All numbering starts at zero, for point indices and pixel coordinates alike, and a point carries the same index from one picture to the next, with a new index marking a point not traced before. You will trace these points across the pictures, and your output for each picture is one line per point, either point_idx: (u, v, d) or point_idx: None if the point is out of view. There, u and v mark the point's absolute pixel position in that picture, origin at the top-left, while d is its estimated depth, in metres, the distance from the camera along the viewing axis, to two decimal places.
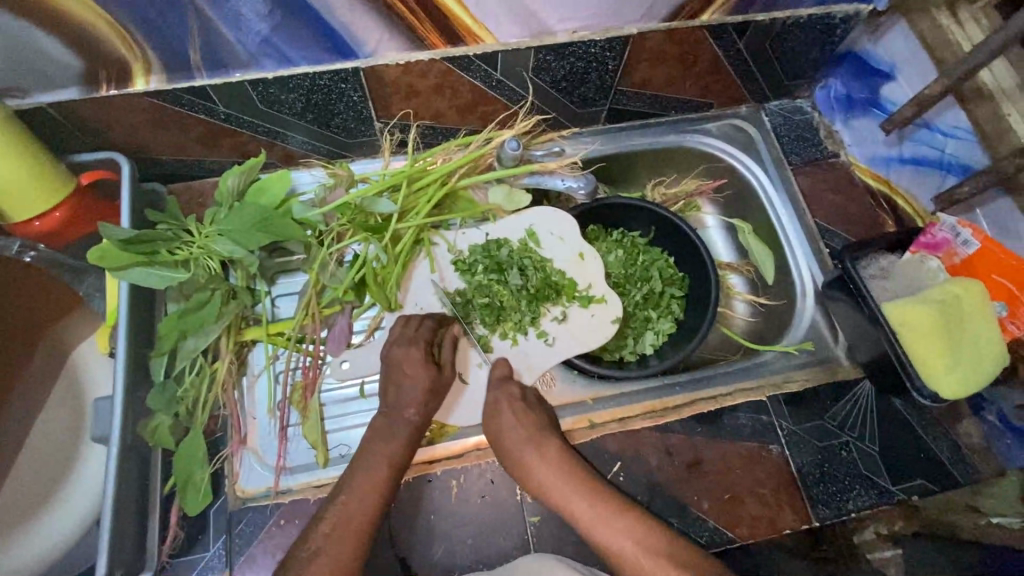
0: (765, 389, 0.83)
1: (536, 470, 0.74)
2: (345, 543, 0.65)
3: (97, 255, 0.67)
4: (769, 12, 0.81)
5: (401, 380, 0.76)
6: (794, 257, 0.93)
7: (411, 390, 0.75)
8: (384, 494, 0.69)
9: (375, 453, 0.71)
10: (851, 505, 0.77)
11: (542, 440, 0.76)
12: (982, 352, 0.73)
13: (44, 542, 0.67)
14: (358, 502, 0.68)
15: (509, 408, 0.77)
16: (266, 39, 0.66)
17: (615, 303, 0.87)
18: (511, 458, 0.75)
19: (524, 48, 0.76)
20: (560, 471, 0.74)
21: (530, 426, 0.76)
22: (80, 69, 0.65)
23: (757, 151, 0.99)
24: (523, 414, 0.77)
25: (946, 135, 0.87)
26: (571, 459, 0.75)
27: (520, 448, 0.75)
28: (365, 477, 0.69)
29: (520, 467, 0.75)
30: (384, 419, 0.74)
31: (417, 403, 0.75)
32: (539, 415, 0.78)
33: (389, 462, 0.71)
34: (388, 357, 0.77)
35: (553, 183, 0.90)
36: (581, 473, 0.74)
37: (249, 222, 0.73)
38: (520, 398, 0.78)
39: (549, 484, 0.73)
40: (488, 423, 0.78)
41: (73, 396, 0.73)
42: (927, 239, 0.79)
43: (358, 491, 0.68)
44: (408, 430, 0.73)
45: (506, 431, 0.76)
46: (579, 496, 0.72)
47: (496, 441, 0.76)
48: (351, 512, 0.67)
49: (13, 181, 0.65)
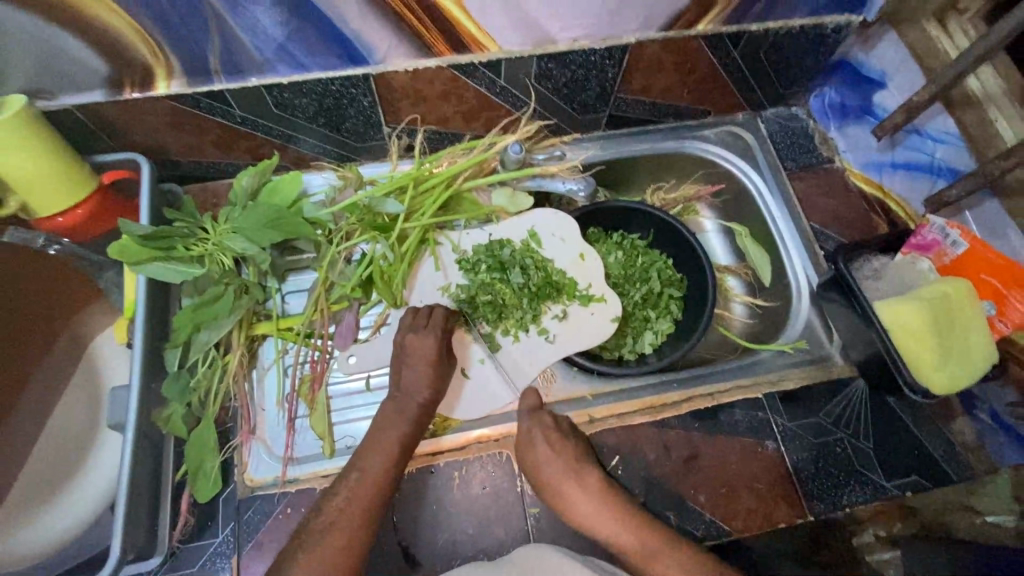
0: (761, 386, 0.85)
1: (579, 502, 0.75)
2: (353, 520, 0.67)
3: (117, 250, 0.70)
4: (762, 23, 0.85)
5: (404, 368, 0.78)
6: (789, 260, 0.95)
7: (419, 380, 0.77)
8: (387, 479, 0.70)
9: (382, 437, 0.73)
10: (846, 501, 0.79)
11: (580, 470, 0.76)
12: (971, 349, 0.75)
13: (60, 524, 0.69)
14: (368, 483, 0.69)
15: (544, 439, 0.77)
16: (282, 46, 0.70)
17: (614, 302, 0.90)
18: (550, 489, 0.76)
19: (527, 56, 0.79)
20: (601, 503, 0.75)
21: (566, 458, 0.76)
22: (106, 73, 0.69)
23: (753, 156, 1.02)
24: (556, 446, 0.77)
25: (936, 141, 0.93)
26: (608, 487, 0.76)
27: (561, 480, 0.75)
28: (369, 466, 0.70)
29: (560, 498, 0.75)
30: (388, 409, 0.76)
31: (431, 389, 0.77)
32: (572, 447, 0.77)
33: (392, 447, 0.72)
34: (402, 343, 0.79)
35: (555, 186, 0.93)
36: (621, 501, 0.75)
37: (262, 220, 0.77)
38: (537, 421, 0.79)
39: (591, 516, 0.74)
40: (523, 454, 0.78)
41: (91, 386, 0.76)
42: (919, 240, 0.82)
43: (369, 474, 0.70)
44: (418, 408, 0.76)
45: (543, 462, 0.76)
46: (625, 525, 0.73)
47: (533, 472, 0.76)
48: (359, 493, 0.68)
49: (40, 178, 0.69)
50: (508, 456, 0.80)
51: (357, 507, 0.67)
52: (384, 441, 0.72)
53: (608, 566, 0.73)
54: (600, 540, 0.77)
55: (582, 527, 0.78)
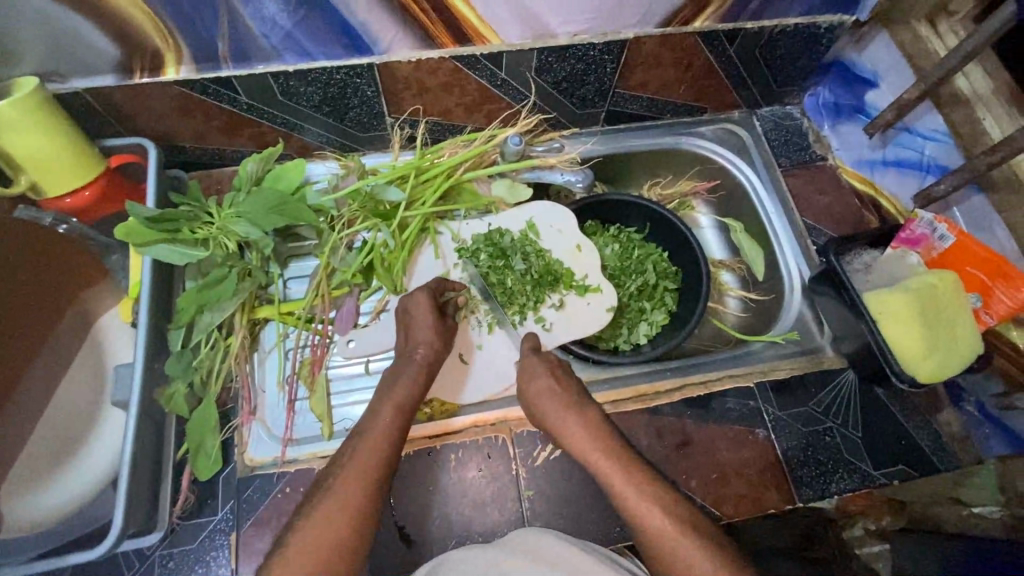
0: (753, 375, 0.87)
1: (573, 432, 0.75)
2: (357, 480, 0.65)
3: (123, 231, 0.71)
4: (757, 21, 0.87)
5: (411, 324, 0.80)
6: (783, 254, 0.97)
7: (422, 331, 0.79)
8: (396, 428, 0.71)
9: (383, 403, 0.73)
10: (834, 488, 0.80)
11: (579, 402, 0.77)
12: (957, 336, 0.77)
13: (64, 496, 0.71)
14: (366, 449, 0.68)
15: (546, 372, 0.80)
16: (288, 35, 0.72)
17: (609, 292, 0.91)
18: (549, 421, 0.77)
19: (528, 48, 0.81)
20: (593, 432, 0.74)
21: (566, 390, 0.78)
22: (117, 58, 0.71)
23: (748, 153, 1.04)
24: (558, 380, 0.79)
25: (925, 138, 0.94)
26: (606, 426, 0.76)
27: (558, 409, 0.76)
28: (371, 428, 0.70)
29: (555, 428, 0.76)
30: (390, 374, 0.77)
31: (428, 342, 0.78)
32: (574, 385, 0.80)
33: (397, 407, 0.72)
34: (405, 303, 0.81)
35: (553, 177, 0.94)
36: (616, 439, 0.74)
37: (267, 205, 0.78)
38: (543, 359, 0.82)
39: (581, 444, 0.74)
40: (525, 387, 0.80)
41: (96, 364, 0.77)
42: (908, 235, 0.84)
43: (368, 442, 0.69)
44: (418, 366, 0.76)
45: (543, 392, 0.78)
46: (614, 458, 0.72)
47: (533, 403, 0.78)
48: (360, 457, 0.67)
49: (51, 159, 0.70)
50: (504, 440, 0.82)
51: (358, 467, 0.66)
52: (383, 405, 0.72)
53: (601, 548, 0.74)
54: (592, 523, 0.78)
55: (576, 510, 0.79)
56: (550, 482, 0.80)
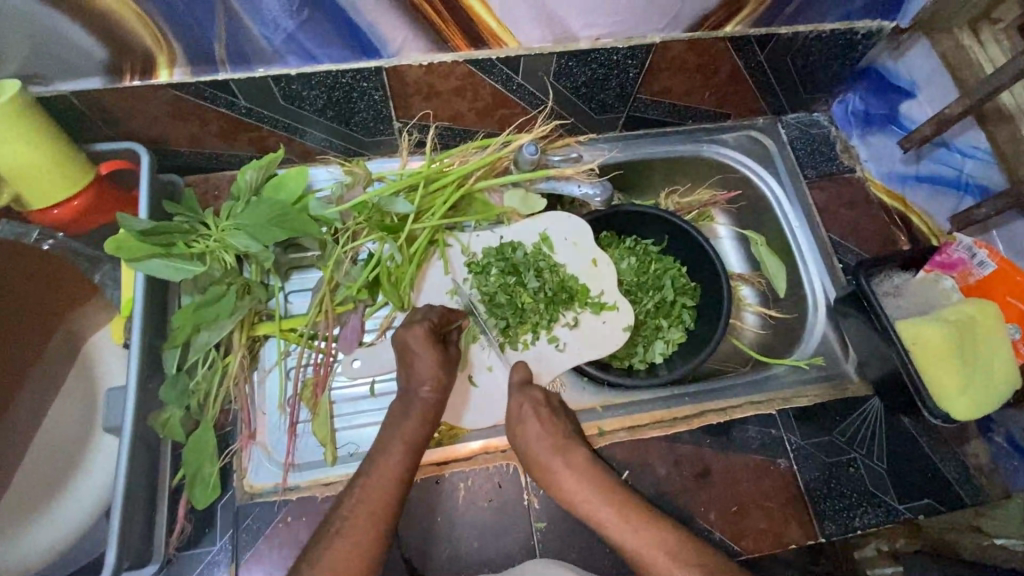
0: (775, 403, 0.83)
1: (564, 480, 0.73)
2: (367, 524, 0.64)
3: (113, 245, 0.66)
4: (792, 26, 0.82)
5: (412, 359, 0.75)
6: (806, 270, 0.93)
7: (423, 367, 0.75)
8: (403, 471, 0.68)
9: (390, 441, 0.70)
10: (858, 523, 0.77)
11: (568, 447, 0.75)
12: (995, 372, 0.73)
13: (56, 528, 0.67)
14: (373, 492, 0.66)
15: (533, 413, 0.76)
16: (291, 36, 0.66)
17: (626, 310, 0.87)
18: (538, 468, 0.74)
19: (547, 53, 0.76)
20: (587, 479, 0.73)
21: (556, 433, 0.75)
22: (105, 59, 0.65)
23: (773, 163, 0.99)
24: (546, 423, 0.76)
25: (965, 155, 0.88)
26: (596, 468, 0.75)
27: (548, 457, 0.73)
28: (380, 463, 0.68)
29: (546, 476, 0.74)
30: (394, 406, 0.74)
31: (433, 379, 0.74)
32: (562, 425, 0.77)
33: (404, 445, 0.70)
34: (399, 337, 0.76)
35: (569, 189, 0.89)
36: (608, 481, 0.73)
37: (267, 217, 0.73)
38: (529, 396, 0.78)
39: (575, 493, 0.72)
40: (512, 430, 0.77)
41: (88, 386, 0.74)
42: (943, 258, 0.80)
43: (378, 480, 0.67)
44: (423, 405, 0.73)
45: (531, 439, 0.74)
46: (608, 504, 0.71)
47: (521, 448, 0.75)
48: (370, 498, 0.65)
49: (36, 169, 0.66)
50: (515, 468, 0.78)
51: (368, 507, 0.65)
52: (391, 443, 0.69)
53: None
54: (606, 556, 0.75)
55: (589, 543, 0.76)
56: (564, 512, 0.77)
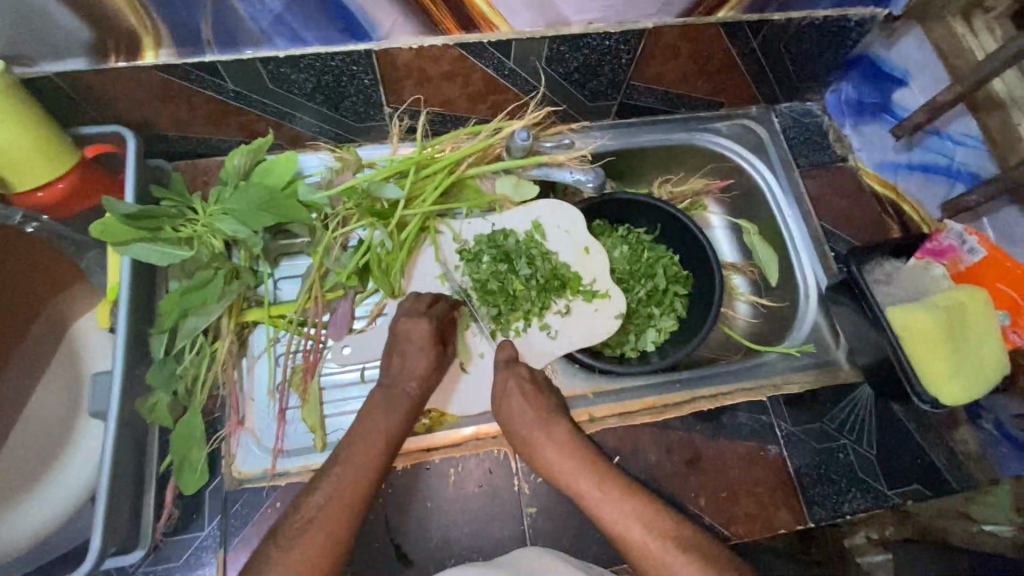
0: (765, 390, 0.83)
1: (546, 453, 0.73)
2: (342, 509, 0.64)
3: (99, 228, 0.66)
4: (785, 12, 0.81)
5: (405, 349, 0.76)
6: (798, 259, 0.93)
7: (416, 363, 0.75)
8: (380, 463, 0.68)
9: (371, 425, 0.70)
10: (847, 508, 0.78)
11: (551, 420, 0.74)
12: (984, 358, 0.74)
13: (41, 513, 0.67)
14: (351, 479, 0.66)
15: (517, 389, 0.76)
16: (278, 17, 0.66)
17: (618, 298, 0.87)
18: (521, 441, 0.74)
19: (539, 38, 0.75)
20: (568, 452, 0.72)
21: (539, 408, 0.75)
22: (90, 40, 0.64)
23: (766, 152, 0.99)
24: (529, 398, 0.76)
25: (956, 143, 0.88)
26: (579, 441, 0.74)
27: (530, 430, 0.74)
28: (358, 453, 0.67)
29: (529, 449, 0.74)
30: (376, 397, 0.73)
31: (421, 376, 0.74)
32: (546, 400, 0.77)
33: (386, 438, 0.69)
34: (395, 328, 0.77)
35: (562, 175, 0.88)
36: (590, 456, 0.73)
37: (255, 202, 0.73)
38: (514, 373, 0.78)
39: (557, 466, 0.72)
40: (498, 406, 0.77)
41: (74, 371, 0.73)
42: (935, 245, 0.80)
43: (355, 469, 0.66)
44: (410, 399, 0.73)
45: (514, 412, 0.75)
46: (590, 478, 0.70)
47: (506, 423, 0.75)
48: (344, 489, 0.65)
49: (19, 151, 0.65)
50: (506, 454, 0.78)
51: (342, 501, 0.64)
52: (371, 435, 0.69)
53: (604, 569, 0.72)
54: (596, 541, 0.75)
55: (579, 528, 0.76)
56: (554, 498, 0.77)
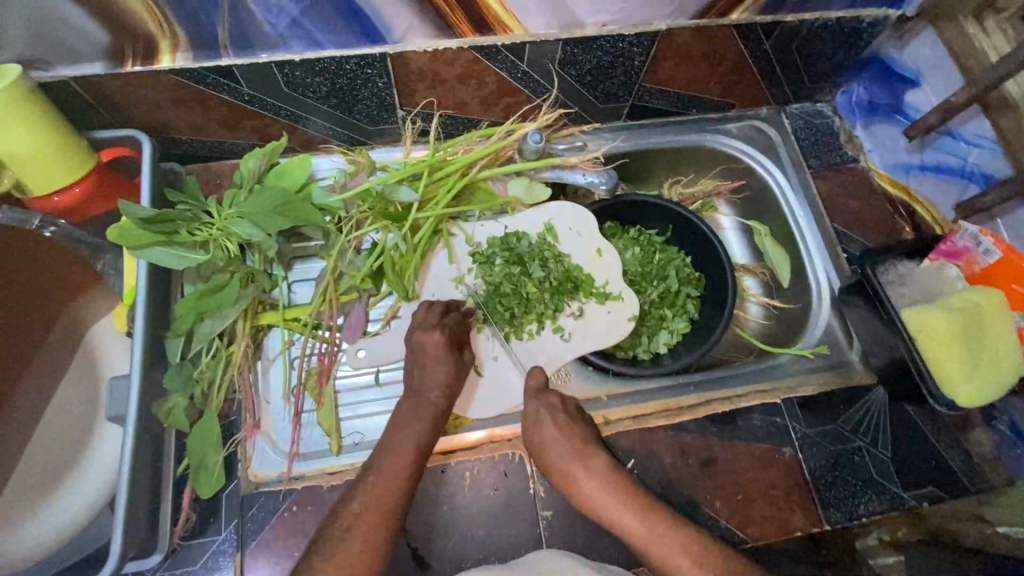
0: (779, 392, 0.83)
1: (584, 486, 0.71)
2: (377, 513, 0.64)
3: (116, 233, 0.66)
4: (799, 14, 0.81)
5: (425, 361, 0.75)
6: (811, 260, 0.93)
7: (436, 372, 0.75)
8: (411, 476, 0.67)
9: (403, 434, 0.70)
10: (862, 511, 0.78)
11: (587, 452, 0.72)
12: (999, 361, 0.73)
13: (59, 518, 0.67)
14: (385, 483, 0.66)
15: (551, 419, 0.74)
16: (295, 22, 0.66)
17: (631, 300, 0.87)
18: (558, 474, 0.72)
19: (553, 39, 0.75)
20: (607, 486, 0.70)
21: (574, 438, 0.73)
22: (107, 44, 0.64)
23: (777, 153, 0.99)
24: (564, 429, 0.73)
25: (970, 144, 0.87)
26: (617, 472, 0.72)
27: (566, 462, 0.72)
28: (389, 460, 0.67)
29: (567, 482, 0.72)
30: (403, 406, 0.73)
31: (443, 385, 0.74)
32: (581, 429, 0.74)
33: (415, 448, 0.69)
34: (411, 341, 0.77)
35: (574, 178, 0.89)
36: (629, 488, 0.70)
37: (270, 205, 0.73)
38: (545, 402, 0.76)
39: (597, 500, 0.70)
40: (531, 436, 0.75)
41: (90, 375, 0.73)
42: (948, 247, 0.80)
43: (387, 474, 0.66)
44: (433, 409, 0.73)
45: (549, 444, 0.73)
46: (631, 513, 0.68)
47: (540, 455, 0.73)
48: (378, 495, 0.65)
49: (35, 154, 0.65)
50: (520, 458, 0.78)
51: (374, 510, 0.64)
52: (404, 444, 0.69)
53: (621, 571, 0.72)
54: (613, 545, 0.75)
55: (595, 532, 0.76)
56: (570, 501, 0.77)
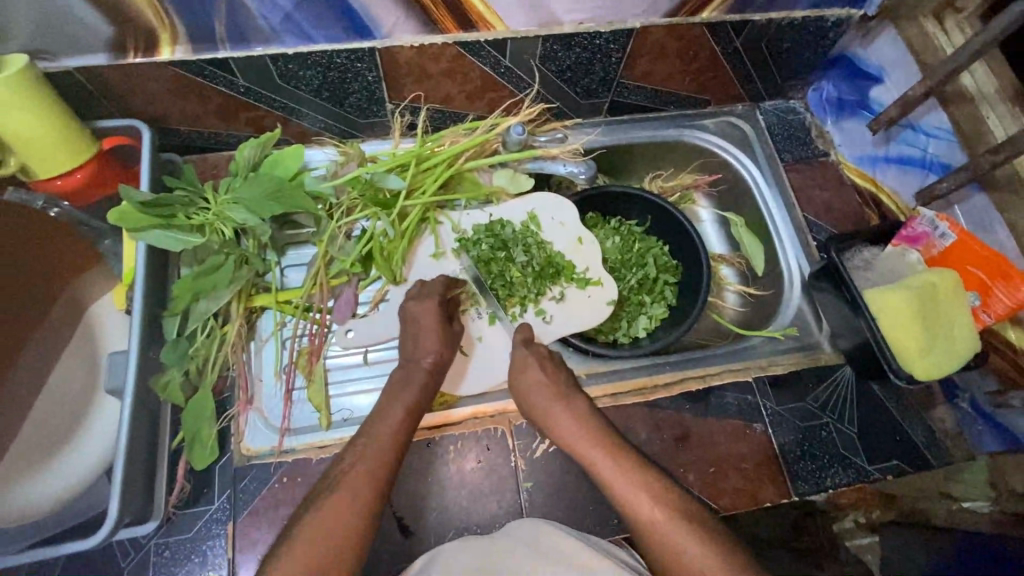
0: (751, 371, 0.87)
1: (564, 424, 0.74)
2: (369, 470, 0.66)
3: (117, 215, 0.70)
4: (766, 14, 0.86)
5: (417, 330, 0.79)
6: (783, 249, 0.97)
7: (428, 340, 0.78)
8: (402, 435, 0.71)
9: (394, 399, 0.73)
10: (829, 483, 0.81)
11: (569, 395, 0.77)
12: (954, 338, 0.77)
13: (59, 486, 0.70)
14: (375, 447, 0.69)
15: (537, 365, 0.79)
16: (288, 16, 0.70)
17: (611, 286, 0.91)
18: (539, 414, 0.76)
19: (533, 36, 0.80)
20: (585, 425, 0.74)
21: (558, 383, 0.77)
22: (111, 36, 0.69)
23: (751, 147, 1.03)
24: (549, 373, 0.78)
25: (929, 136, 0.93)
26: (595, 417, 0.76)
27: (547, 403, 0.76)
28: (380, 424, 0.71)
29: (546, 422, 0.76)
30: (397, 376, 0.77)
31: (437, 352, 0.78)
32: (564, 376, 0.79)
33: (404, 419, 0.72)
34: (405, 311, 0.81)
35: (555, 168, 0.94)
36: (605, 432, 0.74)
37: (264, 192, 0.77)
38: (534, 351, 0.81)
39: (573, 437, 0.74)
40: (517, 378, 0.79)
41: (89, 351, 0.77)
42: (909, 232, 0.84)
43: (378, 438, 0.70)
44: (425, 376, 0.76)
45: (532, 387, 0.77)
46: (605, 452, 0.72)
47: (523, 394, 0.78)
48: (370, 455, 0.68)
49: (39, 142, 0.69)
50: (503, 432, 0.81)
51: (361, 466, 0.66)
52: (392, 406, 0.73)
53: (600, 539, 0.75)
54: (591, 515, 0.78)
55: (574, 503, 0.79)
56: (550, 474, 0.80)
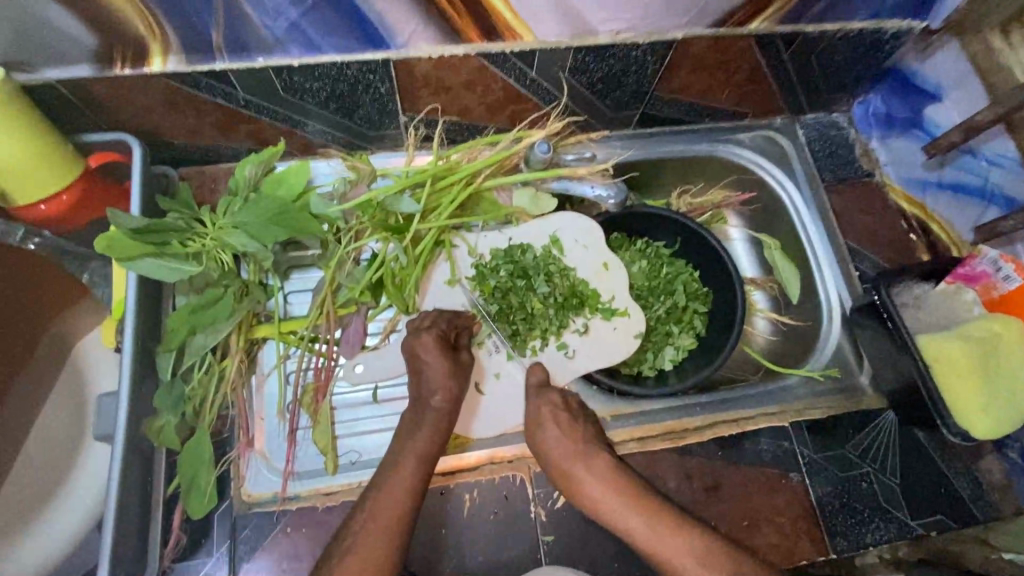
0: (788, 415, 0.81)
1: (588, 487, 0.71)
2: (384, 530, 0.61)
3: (104, 243, 0.62)
4: (820, 25, 0.78)
5: (421, 368, 0.73)
6: (822, 277, 0.91)
7: (433, 377, 0.72)
8: (415, 487, 0.65)
9: (404, 450, 0.68)
10: (869, 539, 0.76)
11: (588, 452, 0.73)
12: (1016, 391, 0.71)
13: (47, 542, 0.66)
14: (390, 501, 0.64)
15: (552, 419, 0.75)
16: (293, 25, 0.62)
17: (638, 317, 0.84)
18: (561, 475, 0.73)
19: (563, 47, 0.72)
20: (611, 485, 0.71)
21: (577, 439, 0.74)
22: (95, 46, 0.61)
23: (790, 165, 0.96)
24: (565, 428, 0.74)
25: (989, 163, 0.84)
26: (619, 472, 0.73)
27: (567, 463, 0.72)
28: (390, 473, 0.66)
29: (569, 484, 0.73)
30: (408, 418, 0.71)
31: (444, 389, 0.72)
32: (582, 429, 0.75)
33: (417, 471, 0.66)
34: (411, 350, 0.74)
35: (582, 190, 0.85)
36: (630, 487, 0.71)
37: (267, 215, 0.69)
38: (547, 401, 0.76)
39: (601, 500, 0.71)
40: (534, 436, 0.75)
41: (78, 392, 0.72)
42: (966, 270, 0.77)
43: (392, 489, 0.64)
44: (437, 417, 0.71)
45: (549, 445, 0.74)
46: (637, 513, 0.69)
47: (541, 454, 0.74)
48: (384, 509, 0.63)
49: (19, 164, 0.62)
50: (522, 479, 0.76)
51: (382, 523, 0.62)
52: (404, 454, 0.67)
53: None
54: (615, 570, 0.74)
55: (597, 556, 0.74)
56: (573, 525, 0.75)
